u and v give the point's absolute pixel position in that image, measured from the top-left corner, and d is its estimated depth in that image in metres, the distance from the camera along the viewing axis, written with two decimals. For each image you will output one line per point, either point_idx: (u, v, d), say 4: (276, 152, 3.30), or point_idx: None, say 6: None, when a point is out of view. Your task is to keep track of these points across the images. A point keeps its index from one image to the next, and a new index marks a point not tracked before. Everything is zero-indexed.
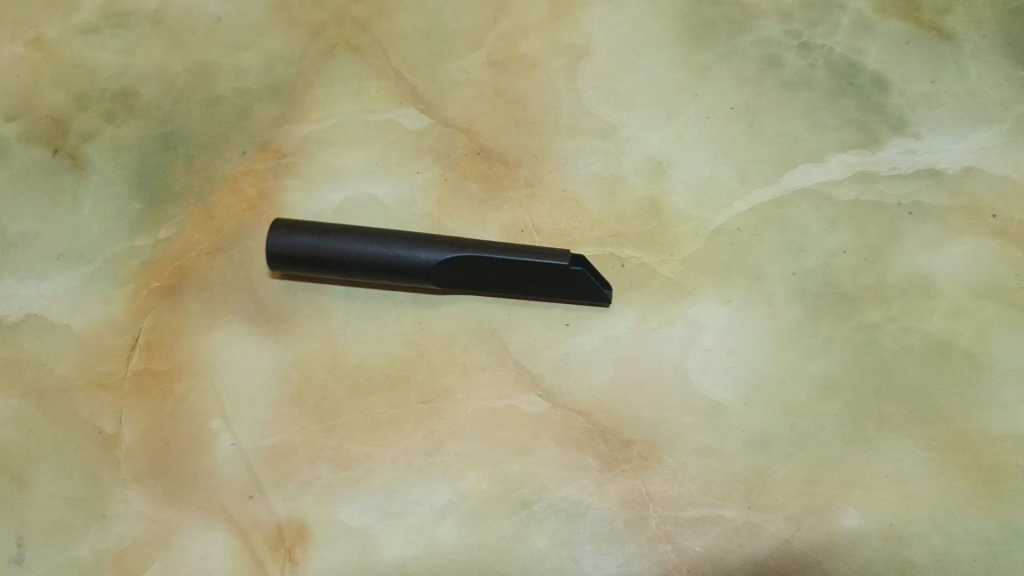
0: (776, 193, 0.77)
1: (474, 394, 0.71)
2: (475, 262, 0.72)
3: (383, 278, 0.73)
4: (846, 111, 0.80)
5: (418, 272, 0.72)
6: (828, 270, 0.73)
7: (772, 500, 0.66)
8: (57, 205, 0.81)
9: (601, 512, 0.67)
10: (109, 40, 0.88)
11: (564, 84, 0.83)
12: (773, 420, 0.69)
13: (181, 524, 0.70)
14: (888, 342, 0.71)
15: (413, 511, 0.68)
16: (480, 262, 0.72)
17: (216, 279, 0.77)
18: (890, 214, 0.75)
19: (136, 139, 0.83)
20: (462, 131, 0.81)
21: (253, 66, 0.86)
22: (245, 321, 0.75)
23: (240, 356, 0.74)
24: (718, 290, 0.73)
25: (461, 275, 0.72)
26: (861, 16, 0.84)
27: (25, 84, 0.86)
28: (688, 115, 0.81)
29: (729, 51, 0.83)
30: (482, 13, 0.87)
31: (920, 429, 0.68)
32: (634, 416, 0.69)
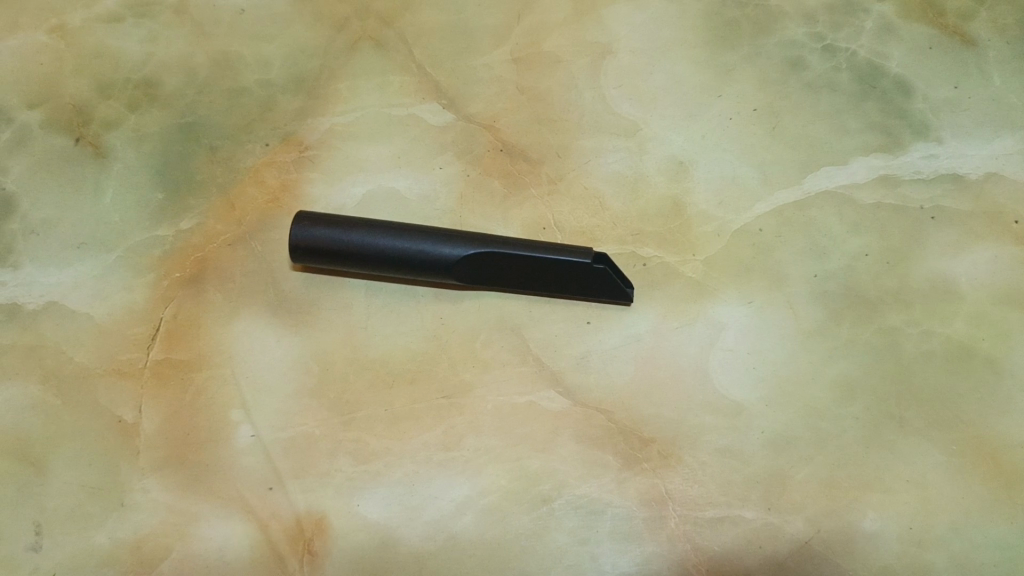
0: (798, 195, 0.77)
1: (495, 390, 0.71)
2: (498, 258, 0.72)
3: (405, 272, 0.73)
4: (869, 114, 0.80)
5: (440, 267, 0.72)
6: (850, 273, 0.74)
7: (792, 502, 0.67)
8: (78, 192, 0.80)
9: (619, 510, 0.67)
10: (132, 30, 0.88)
11: (587, 82, 0.83)
12: (793, 421, 0.69)
13: (201, 514, 0.68)
14: (910, 346, 0.71)
15: (433, 505, 0.67)
16: (503, 258, 0.72)
17: (238, 269, 0.76)
18: (912, 218, 0.75)
19: (158, 129, 0.83)
20: (486, 127, 0.81)
21: (277, 58, 0.86)
22: (268, 310, 0.74)
23: (263, 346, 0.73)
24: (739, 291, 0.73)
25: (483, 271, 0.72)
26: (885, 20, 0.84)
27: (46, 71, 0.86)
28: (711, 116, 0.81)
29: (752, 53, 0.84)
30: (506, 10, 0.87)
31: (940, 432, 0.68)
32: (654, 415, 0.70)
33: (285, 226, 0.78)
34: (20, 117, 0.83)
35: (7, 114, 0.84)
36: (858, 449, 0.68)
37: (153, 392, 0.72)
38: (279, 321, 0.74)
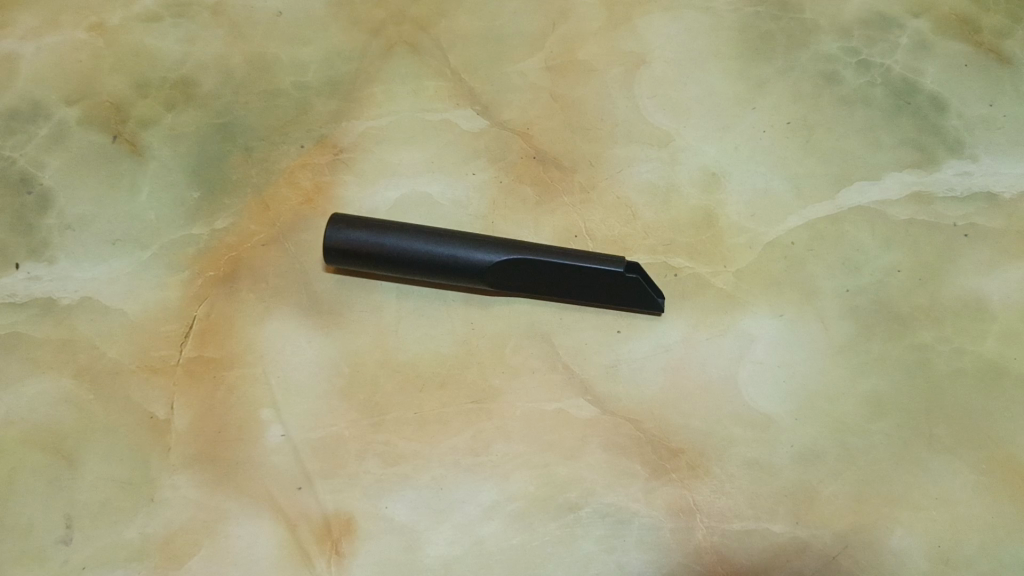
0: (831, 209, 0.77)
1: (525, 397, 0.71)
2: (530, 266, 0.72)
3: (437, 277, 0.73)
4: (904, 130, 0.80)
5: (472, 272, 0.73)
6: (881, 288, 0.74)
7: (820, 517, 0.67)
8: (114, 189, 0.81)
9: (646, 519, 0.67)
10: (171, 30, 0.89)
11: (621, 91, 0.83)
12: (822, 436, 0.69)
13: (230, 512, 0.68)
14: (941, 364, 0.71)
15: (461, 509, 0.68)
16: (535, 266, 0.72)
17: (271, 269, 0.77)
18: (945, 235, 0.75)
19: (195, 128, 0.83)
20: (519, 134, 0.82)
21: (313, 61, 0.86)
22: (300, 311, 0.75)
23: (297, 346, 0.74)
24: (770, 303, 0.73)
25: (515, 277, 0.73)
26: (920, 36, 0.84)
27: (86, 69, 0.87)
28: (745, 128, 0.81)
29: (786, 66, 0.84)
30: (541, 19, 0.87)
31: (970, 451, 0.68)
32: (683, 426, 0.70)
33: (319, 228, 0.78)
34: (58, 114, 0.84)
35: (46, 110, 0.85)
36: (887, 465, 0.68)
37: (187, 388, 0.72)
38: (312, 321, 0.75)
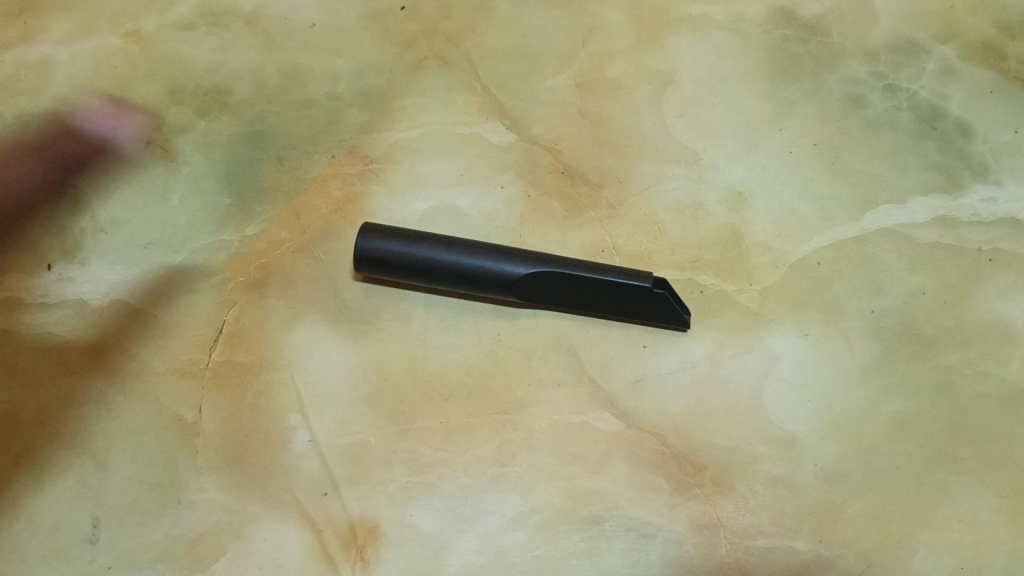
0: (856, 231, 0.78)
1: (550, 409, 0.72)
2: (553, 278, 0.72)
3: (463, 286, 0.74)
4: (929, 155, 0.81)
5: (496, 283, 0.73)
6: (906, 310, 0.74)
7: (843, 536, 0.67)
8: (147, 194, 0.82)
9: (670, 534, 0.68)
10: (204, 38, 0.90)
11: (649, 109, 0.84)
12: (846, 455, 0.70)
13: (256, 515, 0.69)
14: (965, 387, 0.72)
15: (485, 519, 0.68)
16: (560, 278, 0.72)
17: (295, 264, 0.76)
18: (970, 260, 0.76)
19: (228, 135, 0.84)
20: (548, 149, 0.83)
21: (345, 72, 0.87)
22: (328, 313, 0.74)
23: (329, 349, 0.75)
24: (796, 322, 0.74)
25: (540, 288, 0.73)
26: (947, 62, 0.85)
27: (120, 75, 0.88)
28: (772, 148, 0.82)
29: (814, 88, 0.84)
30: (571, 36, 0.88)
31: (993, 474, 0.69)
32: (708, 442, 0.70)
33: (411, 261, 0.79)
34: (92, 118, 0.86)
35: (80, 114, 0.86)
36: (910, 486, 0.68)
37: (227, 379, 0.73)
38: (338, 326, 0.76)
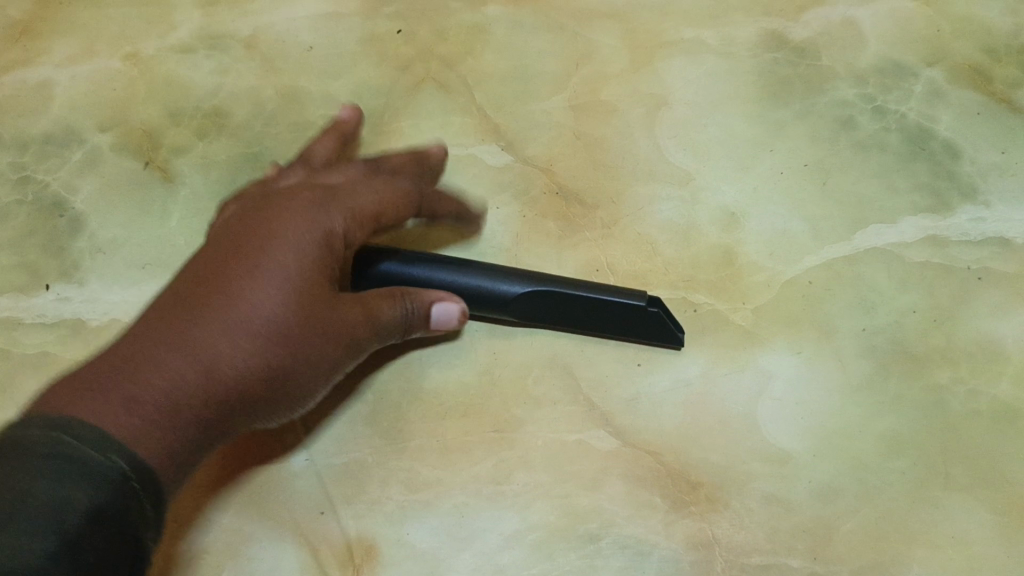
0: (847, 250, 0.79)
1: (546, 427, 0.72)
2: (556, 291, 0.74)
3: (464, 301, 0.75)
4: (918, 175, 0.82)
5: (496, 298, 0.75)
6: (897, 329, 0.75)
7: (838, 553, 0.68)
8: (145, 214, 0.82)
9: (665, 551, 0.68)
10: (203, 61, 0.91)
11: (642, 130, 0.85)
12: (839, 472, 0.70)
13: (253, 534, 0.69)
14: (956, 404, 0.72)
15: (482, 537, 0.69)
16: (561, 292, 0.74)
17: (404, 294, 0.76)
18: (960, 279, 0.77)
19: (226, 156, 0.85)
20: (543, 170, 0.83)
21: (342, 95, 0.88)
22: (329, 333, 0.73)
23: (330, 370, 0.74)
24: (789, 341, 0.75)
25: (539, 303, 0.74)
26: (934, 85, 0.87)
27: (120, 97, 0.89)
28: (764, 169, 0.83)
29: (804, 110, 0.85)
30: (565, 58, 0.89)
31: (985, 490, 0.69)
32: (703, 460, 0.71)
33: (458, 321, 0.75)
34: (92, 140, 0.87)
35: (80, 136, 0.87)
36: (903, 503, 0.69)
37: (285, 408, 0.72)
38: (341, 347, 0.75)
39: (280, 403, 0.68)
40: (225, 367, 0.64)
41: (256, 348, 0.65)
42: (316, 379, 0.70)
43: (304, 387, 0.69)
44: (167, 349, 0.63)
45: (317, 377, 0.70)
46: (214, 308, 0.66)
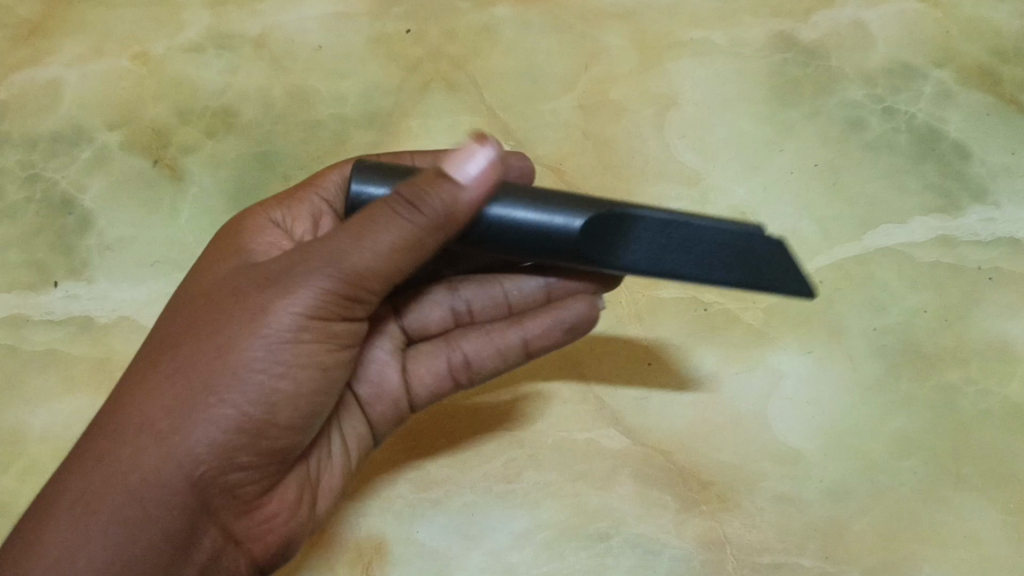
0: (859, 250, 0.78)
1: (555, 426, 0.72)
2: (663, 226, 0.56)
3: (528, 316, 0.68)
4: (928, 176, 0.82)
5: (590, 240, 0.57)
6: (908, 329, 0.75)
7: (849, 553, 0.67)
8: (154, 213, 0.82)
9: (676, 551, 0.68)
10: (212, 60, 0.90)
11: (652, 131, 0.85)
12: (851, 471, 0.70)
13: None
14: (967, 404, 0.72)
15: (492, 536, 0.68)
16: (669, 224, 0.56)
17: (458, 338, 0.70)
18: (971, 279, 0.77)
19: (235, 155, 0.85)
20: (552, 169, 0.83)
21: (351, 94, 0.88)
22: (371, 385, 0.68)
23: (385, 422, 0.69)
24: (799, 340, 0.75)
25: (650, 244, 0.56)
26: (944, 86, 0.87)
27: (128, 95, 0.88)
28: (773, 169, 0.83)
29: (813, 111, 0.85)
30: (574, 58, 0.89)
31: (995, 490, 0.69)
32: (713, 458, 0.70)
33: (487, 173, 0.55)
34: (100, 138, 0.86)
35: (88, 134, 0.87)
36: (915, 503, 0.69)
37: (334, 475, 0.67)
38: (395, 405, 0.69)
39: (273, 417, 0.57)
40: (157, 443, 0.54)
41: (186, 399, 0.55)
42: (313, 368, 0.58)
43: (298, 381, 0.57)
44: (87, 466, 0.55)
45: (312, 363, 0.58)
46: (144, 374, 0.57)
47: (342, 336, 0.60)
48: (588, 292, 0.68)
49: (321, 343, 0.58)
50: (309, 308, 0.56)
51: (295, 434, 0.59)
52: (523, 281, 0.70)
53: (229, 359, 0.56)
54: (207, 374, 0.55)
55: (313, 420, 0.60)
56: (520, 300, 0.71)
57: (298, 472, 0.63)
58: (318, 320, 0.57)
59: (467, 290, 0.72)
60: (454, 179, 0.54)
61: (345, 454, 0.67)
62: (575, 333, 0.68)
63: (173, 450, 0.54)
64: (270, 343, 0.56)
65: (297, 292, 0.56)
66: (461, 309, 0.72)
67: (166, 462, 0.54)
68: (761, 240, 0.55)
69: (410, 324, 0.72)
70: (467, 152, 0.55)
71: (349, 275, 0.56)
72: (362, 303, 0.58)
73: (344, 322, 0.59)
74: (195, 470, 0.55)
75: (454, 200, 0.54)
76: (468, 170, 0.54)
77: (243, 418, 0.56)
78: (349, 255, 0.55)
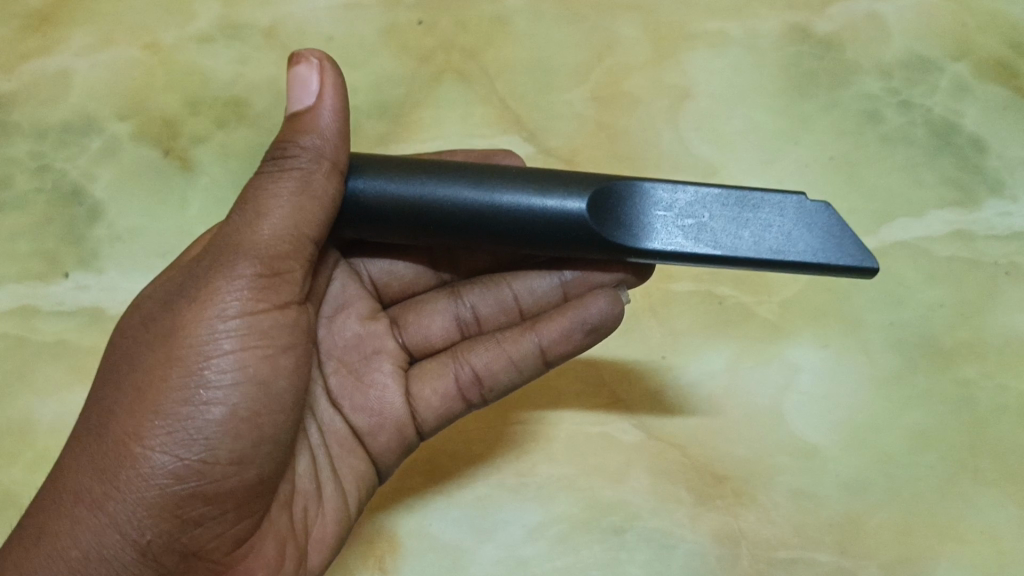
0: (874, 244, 0.78)
1: (568, 419, 0.72)
2: (696, 202, 0.55)
3: (542, 320, 0.64)
4: (945, 169, 0.81)
5: (622, 226, 0.55)
6: (925, 323, 0.74)
7: (866, 548, 0.67)
8: (164, 203, 0.82)
9: (692, 545, 0.67)
10: (223, 50, 0.89)
11: (666, 123, 0.84)
12: (867, 466, 0.69)
13: None
14: (984, 399, 0.72)
15: (505, 529, 0.68)
16: (704, 200, 0.55)
17: (467, 352, 0.67)
18: (988, 273, 0.76)
19: (246, 146, 0.84)
20: (565, 162, 0.83)
21: (362, 84, 0.87)
22: (371, 414, 0.65)
23: (389, 452, 0.66)
24: (815, 334, 0.74)
25: (685, 225, 0.55)
26: (961, 79, 0.86)
27: (138, 85, 0.87)
28: (789, 162, 0.82)
29: (829, 104, 0.85)
30: (588, 49, 0.88)
31: (1013, 486, 0.69)
32: (729, 452, 0.70)
33: (333, 87, 0.53)
34: (110, 128, 0.86)
35: (98, 125, 0.86)
36: (932, 498, 0.68)
37: (326, 523, 0.62)
38: (399, 432, 0.65)
39: (214, 453, 0.50)
40: (99, 512, 0.49)
41: (110, 465, 0.49)
42: (246, 383, 0.52)
43: (232, 403, 0.51)
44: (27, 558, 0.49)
45: (246, 377, 0.52)
46: (68, 450, 0.52)
47: (276, 339, 0.53)
48: (612, 287, 0.64)
49: (251, 352, 0.52)
50: (229, 312, 0.51)
51: (243, 469, 0.52)
52: (534, 282, 0.67)
53: (146, 404, 0.50)
54: (125, 429, 0.49)
55: (264, 445, 0.53)
56: (533, 302, 0.68)
57: (274, 520, 0.58)
58: (239, 322, 0.52)
59: (472, 296, 0.69)
60: (307, 111, 0.53)
61: (340, 495, 0.63)
62: (598, 334, 0.63)
63: (110, 522, 0.49)
64: (187, 369, 0.50)
65: (206, 300, 0.51)
66: (467, 317, 0.69)
67: (107, 536, 0.49)
68: (797, 211, 0.55)
69: (411, 340, 0.69)
70: (294, 79, 0.54)
71: (255, 254, 0.52)
72: (280, 287, 0.53)
73: (273, 319, 0.53)
74: (141, 536, 0.49)
75: (317, 128, 0.53)
76: (311, 92, 0.53)
77: (180, 464, 0.50)
78: (245, 235, 0.52)
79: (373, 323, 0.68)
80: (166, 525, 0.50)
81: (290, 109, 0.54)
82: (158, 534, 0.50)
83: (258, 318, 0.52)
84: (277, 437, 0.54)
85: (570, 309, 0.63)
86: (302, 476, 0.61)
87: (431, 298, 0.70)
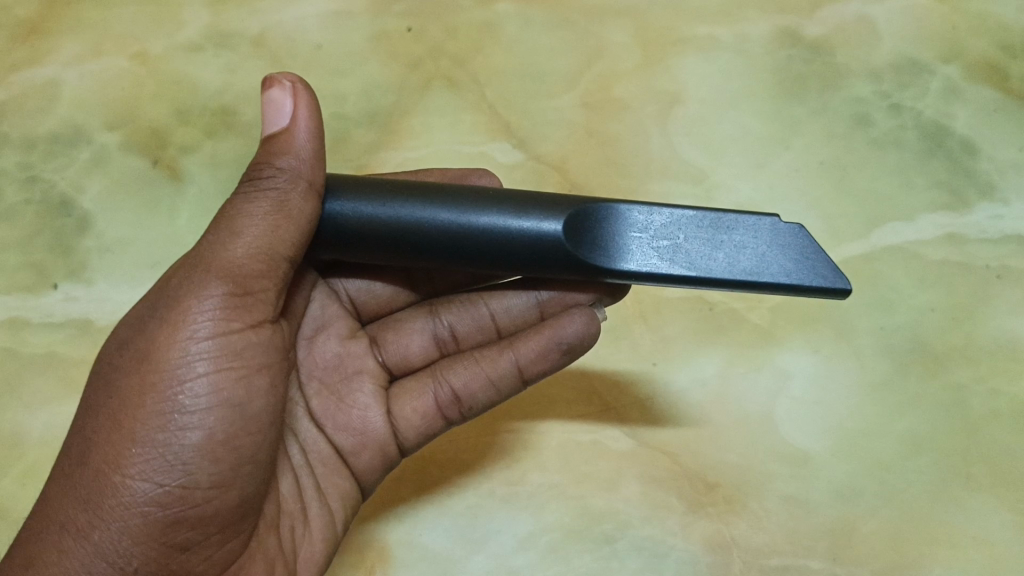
0: (865, 248, 0.78)
1: (559, 427, 0.72)
2: (672, 224, 0.55)
3: (520, 338, 0.64)
4: (936, 173, 0.81)
5: (598, 248, 0.55)
6: (916, 327, 0.74)
7: (858, 554, 0.66)
8: (154, 213, 0.82)
9: (683, 553, 0.67)
10: (211, 59, 0.89)
11: (656, 128, 0.84)
12: (859, 472, 0.69)
13: None
14: (977, 404, 0.72)
15: (495, 539, 0.68)
16: (679, 222, 0.55)
17: (445, 371, 0.67)
18: (979, 276, 0.76)
19: (235, 155, 0.84)
20: (555, 167, 0.82)
21: (352, 93, 0.87)
22: (354, 434, 0.65)
23: (372, 471, 0.65)
24: (807, 339, 0.74)
25: (661, 246, 0.55)
26: (951, 82, 0.86)
27: (126, 94, 0.87)
28: (779, 167, 0.82)
29: (820, 108, 0.84)
30: (577, 55, 0.88)
31: (1005, 491, 0.69)
32: (719, 459, 0.70)
33: (307, 109, 0.53)
34: (99, 139, 0.85)
35: (87, 135, 0.86)
36: (925, 503, 0.68)
37: (314, 544, 0.61)
38: (382, 452, 0.65)
39: (194, 478, 0.50)
40: (84, 539, 0.48)
41: (92, 493, 0.49)
42: (223, 405, 0.51)
43: (210, 426, 0.51)
44: None
45: (222, 399, 0.52)
46: (49, 481, 0.51)
47: (250, 359, 0.53)
48: (587, 305, 0.64)
49: (225, 373, 0.52)
50: (202, 333, 0.51)
51: (225, 492, 0.52)
52: (510, 300, 0.67)
53: (123, 431, 0.49)
54: (105, 458, 0.49)
55: (243, 467, 0.53)
56: (509, 321, 0.68)
57: (261, 542, 0.57)
58: (212, 343, 0.51)
59: (449, 315, 0.69)
60: (282, 132, 0.53)
61: (327, 514, 0.63)
62: (574, 353, 0.63)
63: (96, 552, 0.48)
64: (162, 394, 0.50)
65: (179, 322, 0.51)
66: (445, 336, 0.69)
67: (93, 565, 0.48)
68: (771, 233, 0.55)
69: (390, 359, 0.69)
70: (269, 102, 0.54)
71: (227, 274, 0.52)
72: (253, 306, 0.53)
73: (247, 339, 0.53)
74: (128, 564, 0.49)
75: (293, 148, 0.53)
76: (285, 114, 0.53)
77: (161, 490, 0.49)
78: (218, 255, 0.52)
79: (353, 343, 0.68)
80: (152, 552, 0.50)
81: (265, 131, 0.54)
82: (145, 562, 0.49)
83: (232, 338, 0.52)
84: (257, 458, 0.54)
85: (546, 328, 0.63)
86: (287, 497, 0.61)
87: (409, 316, 0.70)
